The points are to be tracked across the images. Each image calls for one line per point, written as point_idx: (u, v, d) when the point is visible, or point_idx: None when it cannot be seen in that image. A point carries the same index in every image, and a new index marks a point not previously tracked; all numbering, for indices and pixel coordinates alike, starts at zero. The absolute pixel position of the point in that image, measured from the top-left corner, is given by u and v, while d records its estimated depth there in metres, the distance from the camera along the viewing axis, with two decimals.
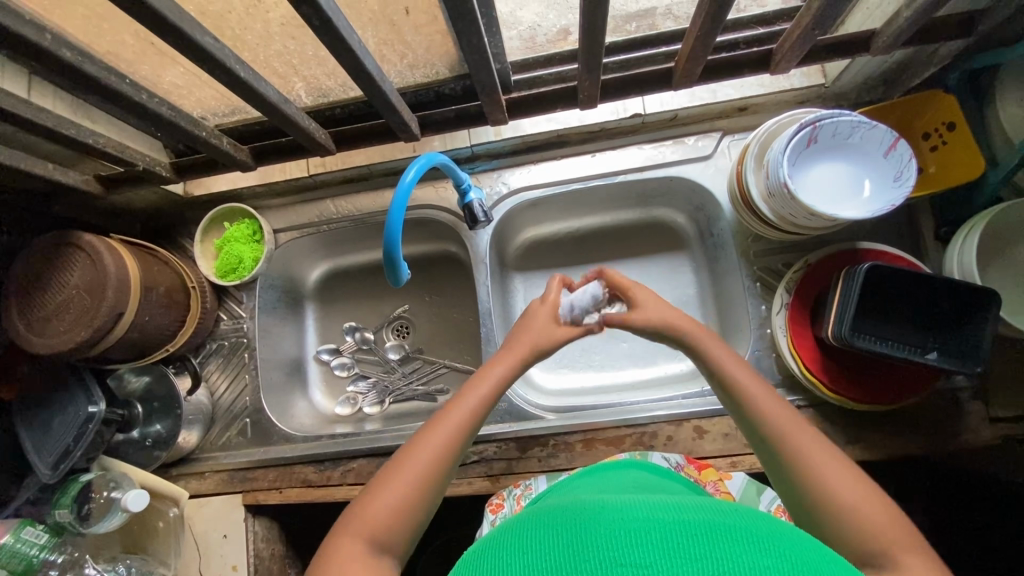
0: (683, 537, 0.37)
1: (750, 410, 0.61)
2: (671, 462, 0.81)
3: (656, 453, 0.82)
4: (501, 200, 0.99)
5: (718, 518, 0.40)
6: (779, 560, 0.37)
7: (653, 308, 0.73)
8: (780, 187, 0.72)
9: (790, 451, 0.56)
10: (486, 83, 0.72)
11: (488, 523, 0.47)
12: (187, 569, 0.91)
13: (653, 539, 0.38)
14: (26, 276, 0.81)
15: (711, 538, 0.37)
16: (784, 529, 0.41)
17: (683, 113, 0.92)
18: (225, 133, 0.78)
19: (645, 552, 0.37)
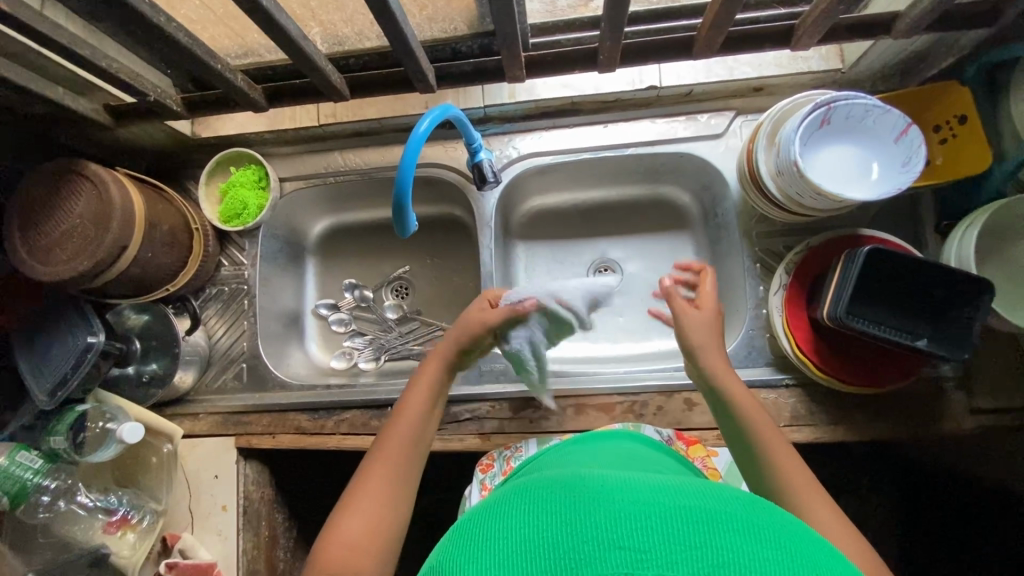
0: (682, 527, 0.36)
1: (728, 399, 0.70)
2: (662, 435, 0.84)
3: (649, 426, 0.84)
4: (510, 164, 0.99)
5: (723, 506, 0.39)
6: (776, 552, 0.36)
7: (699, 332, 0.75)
8: (790, 165, 0.73)
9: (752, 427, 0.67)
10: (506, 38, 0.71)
11: (488, 502, 0.47)
12: (178, 504, 0.94)
13: (653, 525, 0.37)
14: (30, 204, 0.81)
15: (708, 531, 0.36)
16: (780, 520, 0.40)
17: (698, 89, 0.92)
18: (240, 71, 0.77)
19: (645, 539, 0.36)
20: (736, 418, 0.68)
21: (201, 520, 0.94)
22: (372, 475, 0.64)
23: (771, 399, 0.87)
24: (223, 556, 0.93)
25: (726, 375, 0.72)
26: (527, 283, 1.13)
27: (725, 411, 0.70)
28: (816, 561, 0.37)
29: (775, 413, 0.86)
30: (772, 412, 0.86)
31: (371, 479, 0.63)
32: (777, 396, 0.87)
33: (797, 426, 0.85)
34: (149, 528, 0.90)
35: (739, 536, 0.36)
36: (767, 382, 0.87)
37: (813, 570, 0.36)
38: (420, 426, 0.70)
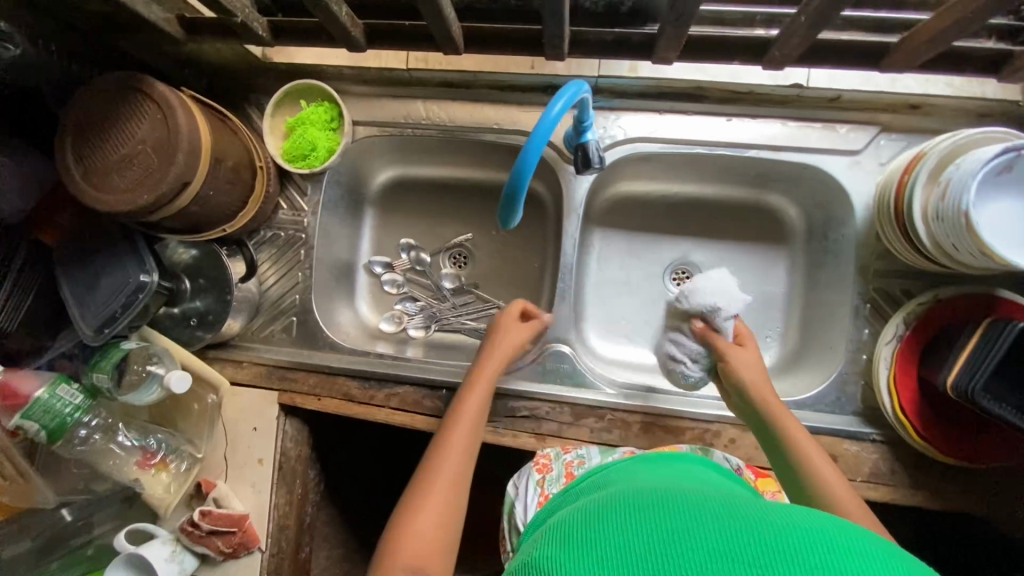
0: (801, 550, 0.33)
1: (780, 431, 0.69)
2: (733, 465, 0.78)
3: (718, 453, 0.79)
4: (613, 146, 0.88)
5: (824, 526, 0.36)
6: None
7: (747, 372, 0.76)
8: (958, 214, 0.64)
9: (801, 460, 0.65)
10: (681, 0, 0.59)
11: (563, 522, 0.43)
12: (214, 451, 0.91)
13: (770, 548, 0.33)
14: (85, 118, 0.72)
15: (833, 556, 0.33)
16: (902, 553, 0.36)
17: (847, 96, 0.80)
18: (344, 1, 0.64)
19: (763, 560, 0.33)
20: (790, 454, 0.67)
21: (235, 471, 0.91)
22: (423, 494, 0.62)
23: (853, 451, 0.81)
24: (256, 509, 0.91)
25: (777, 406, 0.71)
26: (598, 274, 1.05)
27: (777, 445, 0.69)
28: None
29: (855, 466, 0.80)
30: (852, 464, 0.80)
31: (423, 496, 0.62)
32: (861, 449, 0.81)
33: (876, 484, 0.80)
34: (185, 472, 0.89)
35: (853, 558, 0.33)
36: (853, 433, 0.81)
37: None
38: (471, 441, 0.68)
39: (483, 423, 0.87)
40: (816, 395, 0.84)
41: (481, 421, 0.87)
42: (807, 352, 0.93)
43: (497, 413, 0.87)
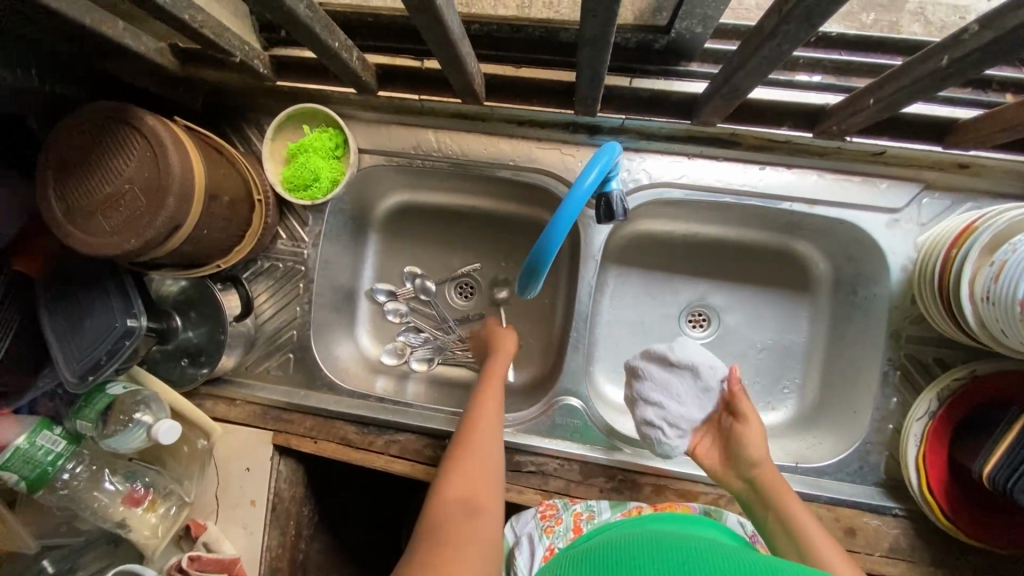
0: None
1: (781, 506, 0.68)
2: (746, 530, 0.74)
3: (732, 515, 0.75)
4: (637, 190, 0.83)
5: (774, 561, 0.46)
6: None
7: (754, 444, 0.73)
8: (1011, 302, 0.59)
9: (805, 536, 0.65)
10: (748, 66, 0.54)
11: None
12: (205, 491, 0.88)
13: None
14: (69, 153, 0.66)
15: None
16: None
17: (892, 152, 0.75)
18: (356, 43, 0.59)
19: None
20: (788, 530, 0.67)
21: (226, 512, 0.88)
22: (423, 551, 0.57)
23: (873, 524, 0.77)
24: (248, 550, 0.87)
25: (768, 468, 0.72)
26: (610, 315, 1.01)
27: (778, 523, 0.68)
28: None
29: (873, 541, 0.77)
30: (870, 538, 0.77)
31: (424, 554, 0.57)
32: (881, 523, 0.77)
33: (895, 560, 0.76)
34: (174, 513, 0.85)
35: None
36: (873, 506, 0.78)
37: None
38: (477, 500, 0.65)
39: None
40: (836, 463, 0.80)
41: None
42: (826, 410, 0.90)
43: None
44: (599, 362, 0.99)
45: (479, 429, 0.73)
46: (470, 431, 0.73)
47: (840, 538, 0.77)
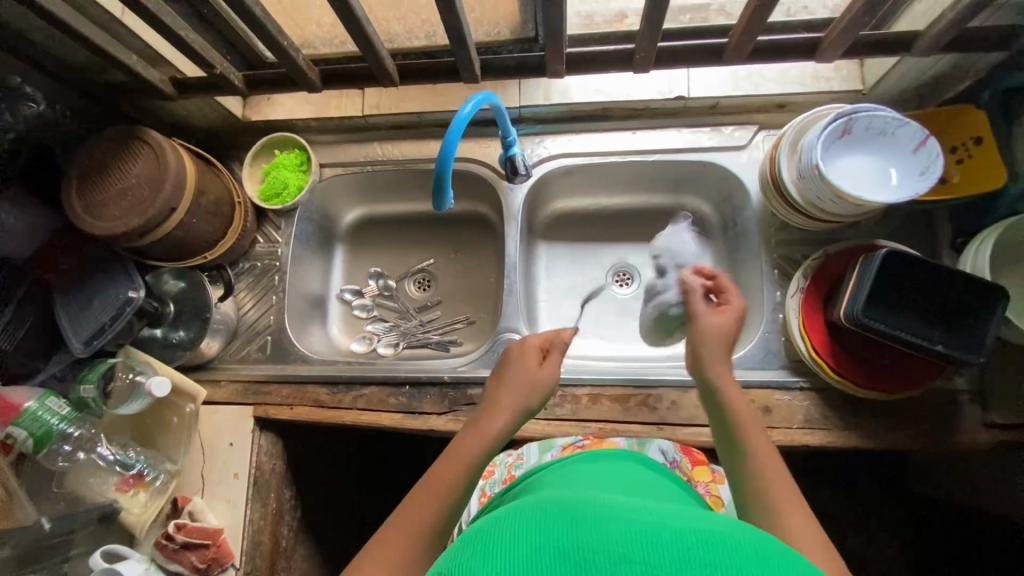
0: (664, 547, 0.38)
1: (722, 402, 0.69)
2: (667, 457, 0.84)
3: (653, 446, 0.84)
4: (541, 163, 1.04)
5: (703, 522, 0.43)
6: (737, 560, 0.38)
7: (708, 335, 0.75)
8: (812, 170, 0.77)
9: (739, 430, 0.66)
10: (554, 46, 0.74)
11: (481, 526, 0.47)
12: (191, 468, 0.96)
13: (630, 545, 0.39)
14: (90, 164, 0.86)
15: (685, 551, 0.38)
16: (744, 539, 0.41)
17: (724, 102, 0.97)
18: (302, 52, 0.82)
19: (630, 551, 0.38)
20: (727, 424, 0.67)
21: (212, 488, 0.95)
22: (396, 524, 0.59)
23: (785, 400, 0.87)
24: (231, 523, 0.94)
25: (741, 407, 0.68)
26: (547, 283, 1.16)
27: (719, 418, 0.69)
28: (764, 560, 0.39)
29: (789, 415, 0.87)
30: (785, 413, 0.87)
31: (397, 528, 0.58)
32: (792, 398, 0.87)
33: (810, 428, 0.86)
34: (162, 488, 0.93)
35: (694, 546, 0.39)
36: (782, 383, 0.88)
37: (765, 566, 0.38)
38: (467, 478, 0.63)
39: (444, 412, 0.93)
40: (744, 355, 0.91)
41: (442, 411, 0.94)
42: None
43: (456, 402, 0.94)
44: (542, 320, 1.13)
45: (493, 413, 0.70)
46: (485, 414, 0.70)
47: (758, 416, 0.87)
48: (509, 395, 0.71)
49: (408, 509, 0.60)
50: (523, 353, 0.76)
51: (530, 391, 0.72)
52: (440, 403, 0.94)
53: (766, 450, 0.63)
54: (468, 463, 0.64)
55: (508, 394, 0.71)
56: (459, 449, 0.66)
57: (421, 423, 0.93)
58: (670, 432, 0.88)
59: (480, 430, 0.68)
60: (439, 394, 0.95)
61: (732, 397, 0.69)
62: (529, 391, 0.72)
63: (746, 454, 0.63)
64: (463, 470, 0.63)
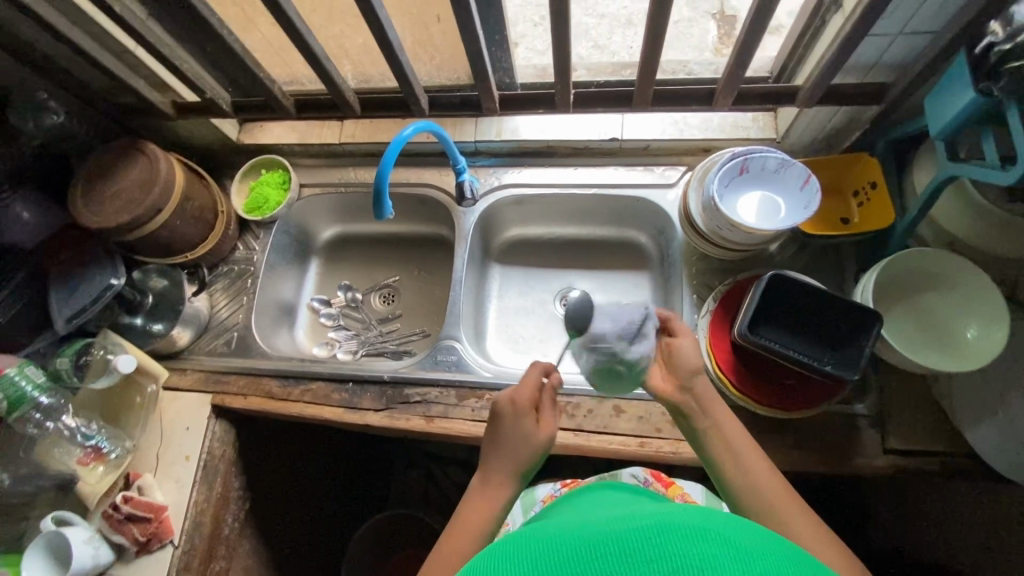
0: (654, 541, 0.37)
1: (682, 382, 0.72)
2: (638, 477, 0.94)
3: (626, 471, 0.96)
4: (491, 191, 1.16)
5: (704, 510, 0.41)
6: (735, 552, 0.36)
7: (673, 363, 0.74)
8: (710, 201, 0.86)
9: (700, 405, 0.70)
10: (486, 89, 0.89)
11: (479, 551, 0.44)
12: (147, 447, 1.04)
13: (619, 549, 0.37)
14: (95, 169, 1.01)
15: (679, 543, 0.36)
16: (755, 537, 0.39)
17: (654, 144, 1.09)
18: (278, 82, 0.98)
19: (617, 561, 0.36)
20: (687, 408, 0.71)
21: (163, 467, 1.02)
22: None
23: None
24: (175, 502, 1.00)
25: (716, 407, 0.70)
26: (498, 304, 1.23)
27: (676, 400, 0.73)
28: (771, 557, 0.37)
29: None
30: None
31: None
32: None
33: None
34: (118, 463, 1.00)
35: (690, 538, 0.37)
36: None
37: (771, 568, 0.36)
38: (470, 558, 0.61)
39: (381, 408, 1.01)
40: None
41: (379, 407, 1.01)
42: None
43: (393, 400, 1.01)
44: (490, 334, 1.20)
45: (487, 489, 0.67)
46: (480, 494, 0.67)
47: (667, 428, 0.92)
48: (501, 460, 0.68)
49: None
50: (521, 413, 0.70)
51: (524, 453, 0.68)
52: (377, 400, 1.02)
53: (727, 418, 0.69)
54: (464, 544, 0.62)
55: (501, 460, 0.68)
56: (455, 532, 0.64)
57: (358, 417, 1.00)
58: (585, 438, 0.93)
59: (477, 507, 0.66)
60: (378, 392, 1.03)
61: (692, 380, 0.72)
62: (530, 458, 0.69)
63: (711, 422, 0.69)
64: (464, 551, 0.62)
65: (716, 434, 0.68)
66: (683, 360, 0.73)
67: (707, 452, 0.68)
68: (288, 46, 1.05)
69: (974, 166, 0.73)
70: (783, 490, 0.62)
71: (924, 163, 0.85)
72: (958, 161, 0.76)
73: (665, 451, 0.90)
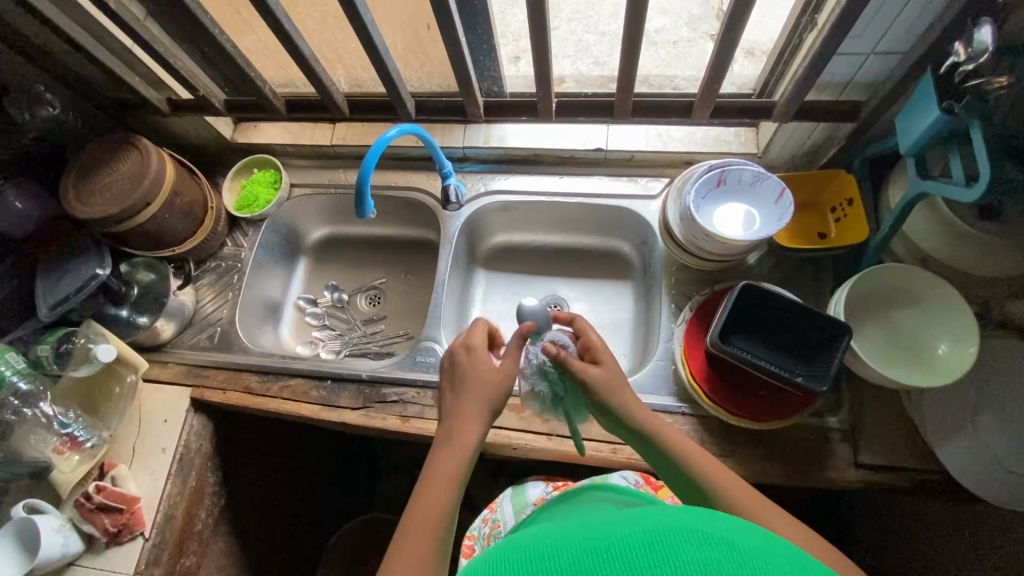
0: (651, 546, 0.40)
1: (608, 395, 0.72)
2: (629, 480, 0.89)
3: (615, 474, 0.90)
4: (478, 197, 1.17)
5: (703, 513, 0.44)
6: (730, 554, 0.39)
7: (601, 378, 0.72)
8: (686, 211, 0.88)
9: (627, 411, 0.71)
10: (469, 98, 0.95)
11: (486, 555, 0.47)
12: (125, 438, 1.04)
13: (618, 553, 0.40)
14: (87, 161, 1.03)
15: (676, 546, 0.39)
16: (750, 537, 0.42)
17: (638, 156, 1.11)
18: (269, 83, 1.01)
19: (616, 565, 0.39)
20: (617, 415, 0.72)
21: (139, 458, 1.03)
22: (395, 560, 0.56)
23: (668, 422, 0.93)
24: (148, 494, 1.00)
25: (646, 415, 0.70)
26: (482, 308, 1.24)
27: (605, 409, 0.73)
28: (767, 555, 0.40)
29: None
30: None
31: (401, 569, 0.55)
32: (674, 420, 0.93)
33: None
34: (93, 452, 1.00)
35: (688, 540, 0.40)
36: (666, 407, 0.94)
37: (766, 565, 0.38)
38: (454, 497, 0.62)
39: (358, 407, 1.01)
40: (638, 380, 0.98)
41: (356, 406, 1.02)
42: (646, 357, 1.09)
43: (370, 399, 1.02)
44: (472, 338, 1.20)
45: (463, 425, 0.67)
46: (455, 429, 0.66)
47: None
48: (477, 398, 0.68)
49: (403, 548, 0.57)
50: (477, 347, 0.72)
51: (500, 395, 0.70)
52: (354, 398, 1.02)
53: (660, 422, 0.70)
54: (448, 485, 0.62)
55: (479, 399, 0.68)
56: (438, 471, 0.63)
57: (335, 415, 1.01)
58: (558, 442, 0.93)
59: (455, 447, 0.65)
60: (356, 391, 1.03)
61: (618, 392, 0.72)
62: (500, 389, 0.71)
63: (649, 427, 0.70)
64: (449, 491, 0.62)
65: (658, 437, 0.69)
66: (602, 380, 0.72)
67: (656, 454, 0.69)
68: (282, 50, 1.08)
69: (944, 183, 0.75)
70: (738, 482, 0.63)
71: (896, 181, 0.87)
72: (928, 178, 0.77)
73: (638, 458, 0.91)
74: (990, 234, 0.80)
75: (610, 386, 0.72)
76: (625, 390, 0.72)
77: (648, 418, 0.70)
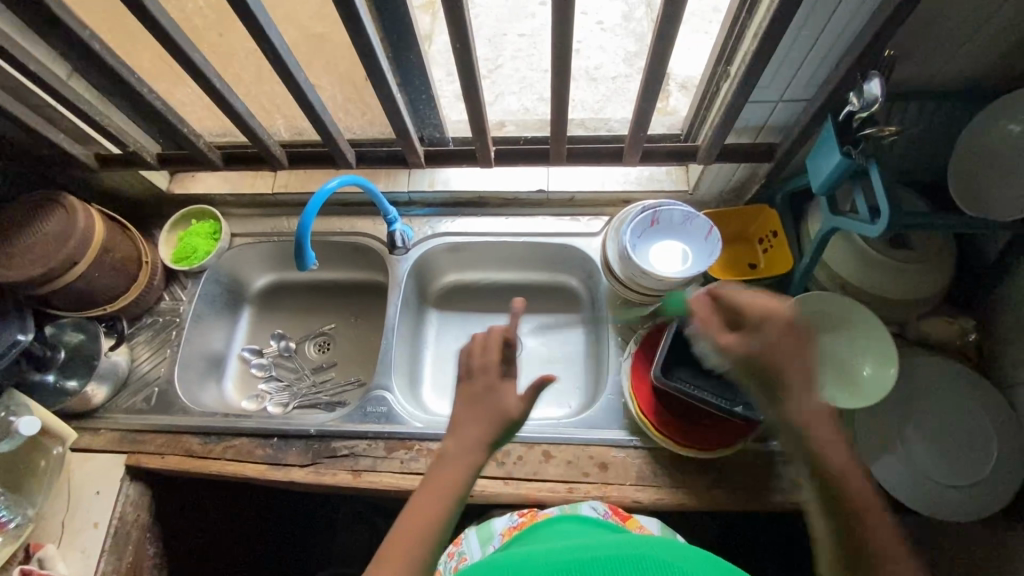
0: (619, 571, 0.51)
1: (760, 353, 0.66)
2: (598, 510, 0.86)
3: (584, 504, 0.87)
4: (425, 240, 1.18)
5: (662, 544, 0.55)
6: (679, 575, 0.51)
7: (766, 342, 0.66)
8: (624, 250, 0.91)
9: (779, 378, 0.65)
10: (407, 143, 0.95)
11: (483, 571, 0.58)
12: (52, 516, 0.97)
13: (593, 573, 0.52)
14: (7, 222, 0.98)
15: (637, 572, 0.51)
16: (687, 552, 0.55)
17: (578, 196, 1.15)
18: (203, 136, 1.00)
19: None
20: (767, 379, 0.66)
21: (68, 536, 0.96)
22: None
23: (620, 457, 0.95)
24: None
25: (801, 392, 0.64)
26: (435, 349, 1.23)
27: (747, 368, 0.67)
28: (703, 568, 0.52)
29: (622, 471, 0.94)
30: (619, 469, 0.94)
31: None
32: (626, 455, 0.95)
33: (643, 486, 0.92)
34: (17, 533, 0.92)
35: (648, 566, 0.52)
36: (618, 441, 0.96)
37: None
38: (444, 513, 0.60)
39: (306, 464, 0.98)
40: (590, 416, 0.99)
41: (305, 462, 0.99)
42: (597, 391, 1.11)
43: (320, 454, 0.99)
44: (426, 380, 1.19)
45: (461, 437, 0.64)
46: (452, 442, 0.64)
47: (594, 473, 0.93)
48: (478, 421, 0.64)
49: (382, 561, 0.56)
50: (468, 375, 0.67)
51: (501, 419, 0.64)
52: (303, 455, 0.99)
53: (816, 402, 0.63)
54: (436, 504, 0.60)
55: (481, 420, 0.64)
56: (432, 486, 0.61)
57: (282, 474, 0.97)
58: (514, 486, 0.93)
59: (450, 465, 0.62)
60: (304, 447, 1.00)
61: (772, 353, 0.66)
62: (483, 425, 0.64)
63: (796, 406, 0.63)
64: (440, 505, 0.60)
65: (800, 423, 0.63)
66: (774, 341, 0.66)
67: (798, 440, 0.63)
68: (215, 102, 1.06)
69: (850, 219, 0.81)
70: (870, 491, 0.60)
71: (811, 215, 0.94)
72: (838, 214, 0.84)
73: (592, 496, 0.91)
74: (898, 259, 0.89)
75: (762, 348, 0.66)
76: (802, 360, 0.65)
77: (801, 395, 0.64)
